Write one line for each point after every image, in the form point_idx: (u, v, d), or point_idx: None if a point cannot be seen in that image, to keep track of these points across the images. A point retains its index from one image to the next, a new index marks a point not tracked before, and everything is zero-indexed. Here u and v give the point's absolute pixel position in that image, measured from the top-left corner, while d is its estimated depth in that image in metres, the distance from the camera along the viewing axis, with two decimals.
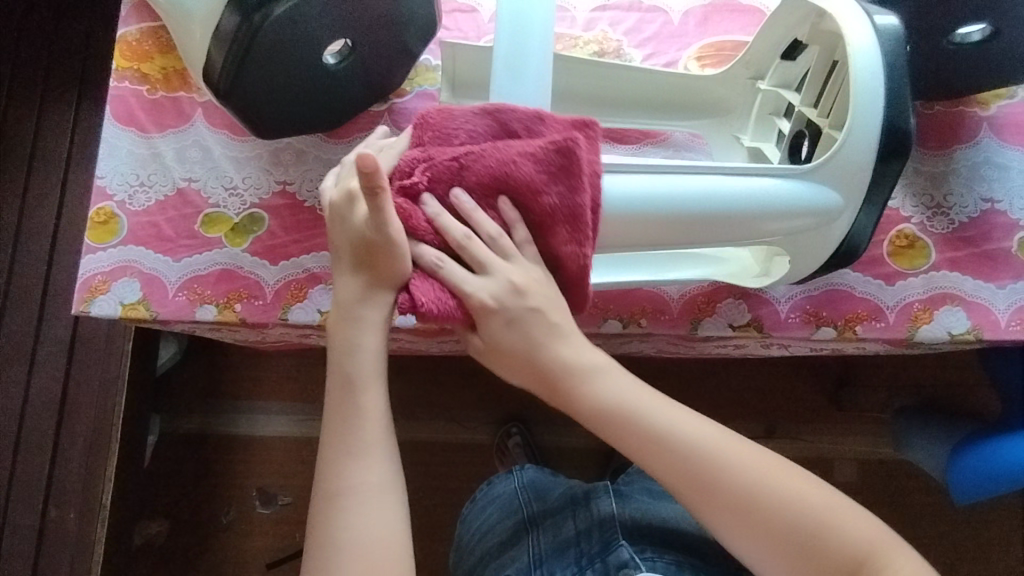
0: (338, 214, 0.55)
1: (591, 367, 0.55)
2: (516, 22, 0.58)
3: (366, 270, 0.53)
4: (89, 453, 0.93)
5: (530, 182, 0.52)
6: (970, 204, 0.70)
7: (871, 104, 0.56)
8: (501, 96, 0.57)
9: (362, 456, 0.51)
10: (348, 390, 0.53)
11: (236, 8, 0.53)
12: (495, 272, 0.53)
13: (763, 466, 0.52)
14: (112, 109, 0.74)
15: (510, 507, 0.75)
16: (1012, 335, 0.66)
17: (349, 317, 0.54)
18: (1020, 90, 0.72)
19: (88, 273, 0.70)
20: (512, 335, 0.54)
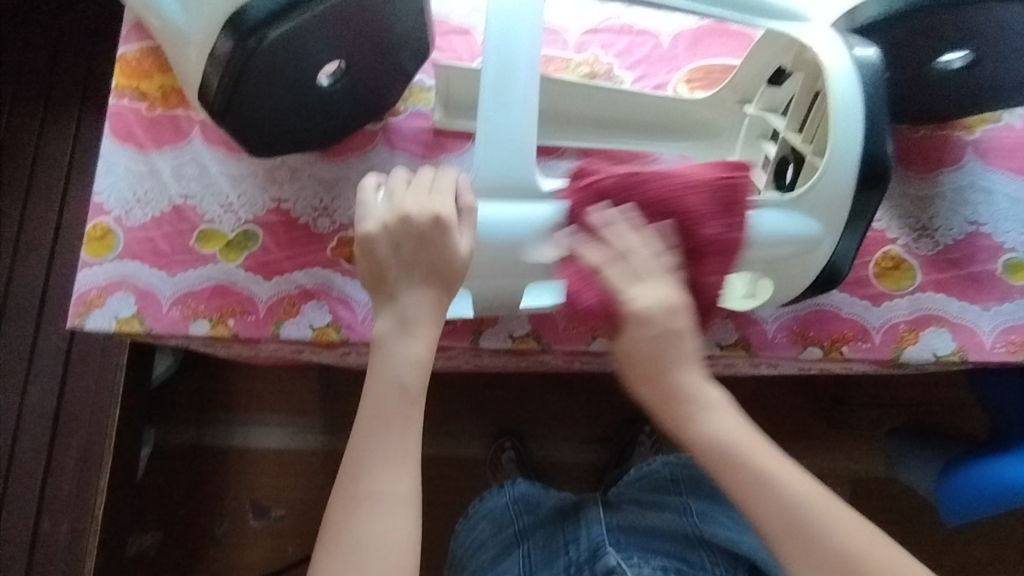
0: (422, 231, 0.55)
1: (711, 401, 0.55)
2: (501, 50, 0.58)
3: (438, 290, 0.56)
4: (82, 465, 0.93)
5: (693, 212, 0.56)
6: (956, 227, 0.70)
7: (846, 137, 0.57)
8: (487, 126, 0.58)
9: (390, 464, 0.52)
10: (389, 392, 0.53)
11: (232, 32, 0.53)
12: (654, 278, 0.55)
13: (875, 541, 0.51)
14: (111, 127, 0.76)
15: (502, 520, 0.76)
16: (996, 357, 0.67)
17: (403, 329, 0.55)
18: (1005, 115, 0.74)
19: (83, 287, 0.71)
20: (665, 356, 0.55)
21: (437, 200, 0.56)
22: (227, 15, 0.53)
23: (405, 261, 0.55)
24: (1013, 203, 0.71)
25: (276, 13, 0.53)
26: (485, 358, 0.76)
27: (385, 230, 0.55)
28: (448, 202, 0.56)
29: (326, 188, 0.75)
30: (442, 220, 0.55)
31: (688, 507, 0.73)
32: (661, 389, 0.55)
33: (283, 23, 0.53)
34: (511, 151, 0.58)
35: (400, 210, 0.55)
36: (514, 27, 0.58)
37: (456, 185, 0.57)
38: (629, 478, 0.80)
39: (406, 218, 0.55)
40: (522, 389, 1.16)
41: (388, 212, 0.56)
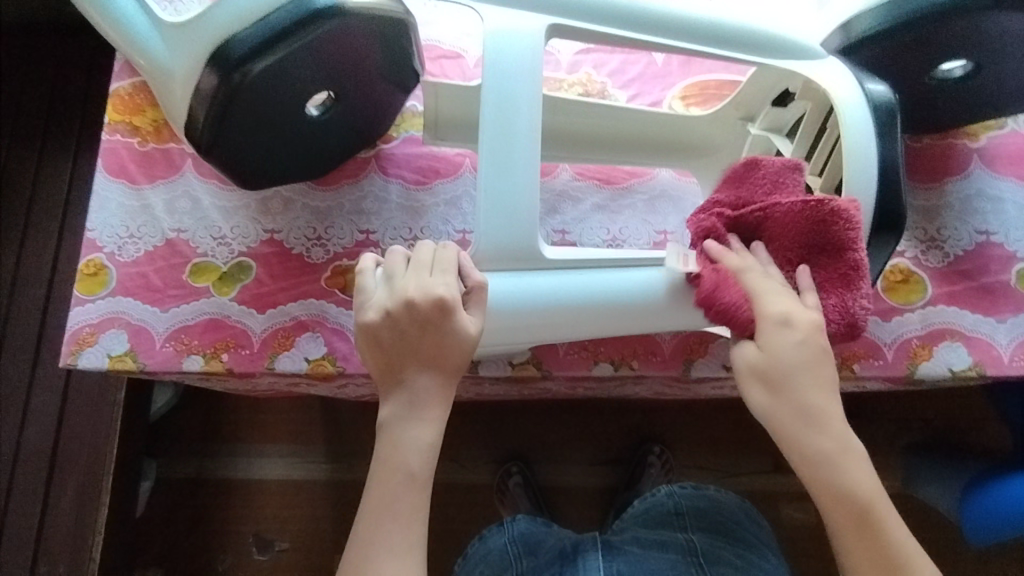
0: (430, 317, 0.51)
1: (853, 449, 0.52)
2: (501, 102, 0.57)
3: (448, 374, 0.53)
4: (80, 504, 0.92)
5: (841, 239, 0.55)
6: (965, 237, 0.68)
7: (864, 170, 0.55)
8: (489, 190, 0.57)
9: (395, 556, 0.49)
10: (395, 473, 0.51)
11: (216, 67, 0.53)
12: (784, 292, 0.54)
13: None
14: (104, 162, 0.75)
15: (503, 563, 0.73)
16: (1016, 370, 0.64)
17: (412, 414, 0.52)
18: (1010, 120, 0.72)
19: (76, 325, 0.70)
20: (813, 374, 0.52)
21: (442, 282, 0.52)
22: (213, 48, 0.53)
23: (411, 350, 0.52)
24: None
25: (264, 45, 0.52)
26: (485, 386, 0.75)
27: (392, 319, 0.52)
28: (453, 285, 0.53)
29: (320, 218, 0.74)
30: (449, 305, 0.52)
31: (691, 545, 0.71)
32: (766, 435, 0.43)
33: (267, 58, 0.53)
34: (513, 213, 0.57)
35: (403, 296, 0.52)
36: (512, 73, 0.57)
37: (459, 265, 0.54)
38: (635, 510, 0.79)
39: (412, 305, 0.51)
40: (526, 412, 1.14)
41: (392, 299, 0.52)
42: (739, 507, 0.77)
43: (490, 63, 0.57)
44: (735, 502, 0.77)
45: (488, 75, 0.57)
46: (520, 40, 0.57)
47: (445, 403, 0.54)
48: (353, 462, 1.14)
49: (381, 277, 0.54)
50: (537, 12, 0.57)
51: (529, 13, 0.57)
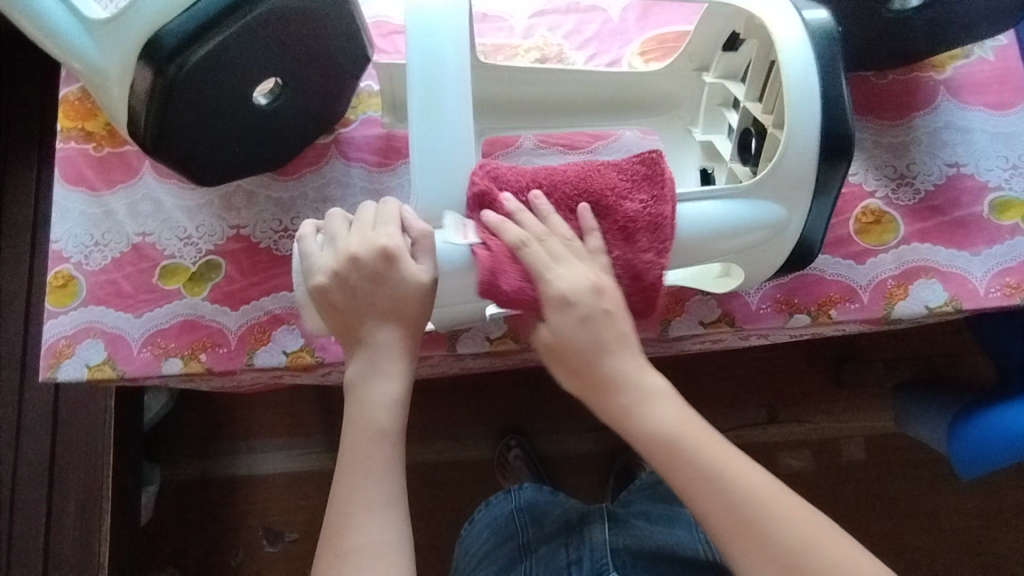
0: (376, 269, 0.51)
1: (640, 387, 0.50)
2: (426, 65, 0.54)
3: (408, 323, 0.52)
4: (83, 514, 0.93)
5: (610, 189, 0.55)
6: (935, 171, 0.68)
7: (806, 104, 0.54)
8: (423, 151, 0.54)
9: (376, 512, 0.49)
10: (365, 432, 0.51)
11: (148, 62, 0.51)
12: (573, 261, 0.51)
13: (838, 545, 0.46)
14: (61, 172, 0.74)
15: (507, 529, 0.75)
16: (993, 302, 0.64)
17: (376, 368, 0.52)
18: (976, 48, 0.70)
19: (52, 338, 0.70)
20: (594, 345, 0.50)
21: (382, 235, 0.52)
22: (142, 43, 0.51)
23: (364, 304, 0.52)
24: (994, 140, 0.68)
25: (194, 35, 0.51)
26: (469, 362, 0.75)
27: (338, 277, 0.52)
28: (395, 236, 0.52)
29: (284, 209, 0.73)
30: (393, 254, 0.51)
31: (698, 523, 0.71)
32: (650, 439, 0.49)
33: (200, 48, 0.51)
34: (451, 172, 0.55)
35: (346, 253, 0.52)
36: (438, 36, 0.54)
37: (401, 217, 0.53)
38: (642, 483, 0.78)
39: (356, 259, 0.51)
40: (519, 385, 1.14)
41: (336, 258, 0.52)
42: None
43: (414, 28, 0.55)
44: None
45: (412, 38, 0.54)
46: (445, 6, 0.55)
47: (410, 354, 0.53)
48: None
49: (325, 241, 0.54)
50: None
51: None
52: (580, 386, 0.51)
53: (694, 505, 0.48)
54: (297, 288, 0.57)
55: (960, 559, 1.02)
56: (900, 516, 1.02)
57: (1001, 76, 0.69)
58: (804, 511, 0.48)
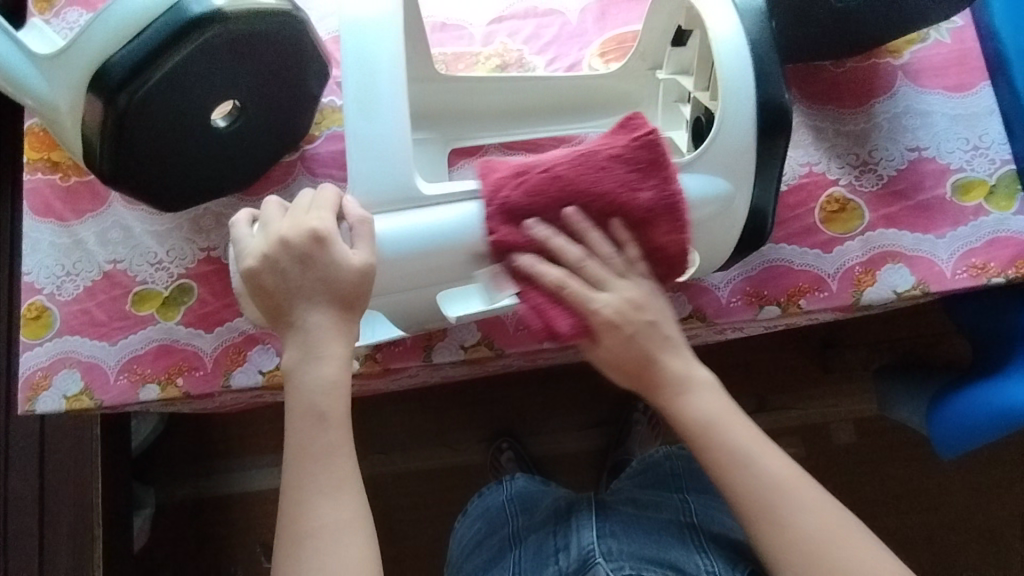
0: (305, 250, 0.50)
1: (687, 380, 0.55)
2: (361, 62, 0.55)
3: (342, 305, 0.51)
4: (77, 542, 0.93)
5: (624, 186, 0.53)
6: (897, 156, 0.68)
7: (738, 86, 0.55)
8: (359, 141, 0.54)
9: (328, 493, 0.50)
10: (306, 418, 0.51)
11: (98, 93, 0.52)
12: (619, 282, 0.55)
13: (845, 533, 0.51)
14: (29, 204, 0.74)
15: (499, 519, 0.76)
16: (960, 284, 0.65)
17: (311, 354, 0.51)
18: (931, 32, 0.71)
19: (28, 370, 0.70)
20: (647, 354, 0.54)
21: (315, 218, 0.51)
22: (89, 74, 0.51)
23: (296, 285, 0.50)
24: (953, 122, 0.68)
25: (140, 65, 0.51)
26: (447, 371, 0.75)
27: (270, 260, 0.50)
28: (328, 219, 0.51)
29: None
30: (324, 235, 0.50)
31: (687, 506, 0.71)
32: (733, 423, 0.54)
33: (148, 77, 0.52)
34: (387, 160, 0.54)
35: (277, 236, 0.51)
36: (374, 35, 0.55)
37: (337, 202, 0.53)
38: (632, 470, 0.80)
39: (287, 240, 0.51)
40: (506, 387, 1.14)
41: (268, 240, 0.51)
42: None
43: (348, 28, 0.55)
44: None
45: (346, 39, 0.55)
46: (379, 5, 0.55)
47: (346, 336, 0.52)
48: None
49: (257, 228, 0.53)
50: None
51: None
52: (639, 382, 0.55)
53: (725, 486, 0.53)
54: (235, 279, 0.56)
55: (952, 537, 1.03)
56: (889, 497, 1.03)
57: (957, 58, 0.70)
58: (828, 505, 0.52)
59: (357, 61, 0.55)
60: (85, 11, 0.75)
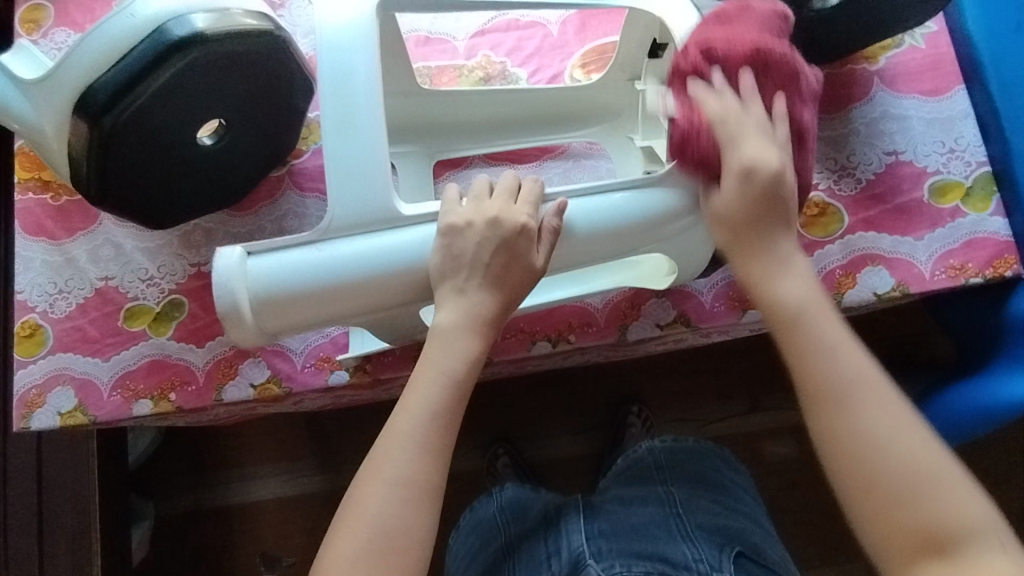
0: (509, 238, 0.54)
1: (785, 261, 0.54)
2: (337, 77, 0.55)
3: (506, 300, 0.56)
4: (75, 556, 0.94)
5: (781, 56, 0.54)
6: (875, 160, 0.69)
7: None
8: (337, 164, 0.55)
9: (399, 490, 0.51)
10: (418, 405, 0.53)
11: (84, 115, 0.53)
12: (770, 148, 0.52)
13: (878, 384, 0.50)
14: (20, 223, 0.75)
15: (490, 530, 0.76)
16: (940, 284, 0.66)
17: (447, 339, 0.54)
18: (906, 37, 0.72)
19: (22, 388, 0.70)
20: (765, 222, 0.53)
21: (526, 209, 0.55)
22: (74, 98, 0.53)
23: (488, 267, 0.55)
24: (929, 126, 0.69)
25: (124, 88, 0.52)
26: None
27: (458, 236, 0.54)
28: (531, 212, 0.55)
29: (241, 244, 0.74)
30: (529, 229, 0.54)
31: (671, 498, 0.72)
32: (817, 320, 0.52)
33: (131, 99, 0.52)
34: (367, 178, 0.55)
35: (489, 215, 0.55)
36: (347, 47, 0.55)
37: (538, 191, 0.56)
38: (619, 467, 0.80)
39: (486, 227, 0.54)
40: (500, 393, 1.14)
41: (474, 214, 0.55)
42: (716, 454, 0.79)
43: (324, 46, 0.55)
44: (712, 451, 0.79)
45: (322, 55, 0.55)
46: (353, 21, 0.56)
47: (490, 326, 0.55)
48: (343, 469, 1.14)
49: (466, 197, 0.56)
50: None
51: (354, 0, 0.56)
52: (730, 247, 0.54)
53: (795, 377, 0.52)
54: (224, 291, 0.52)
55: None
56: None
57: (932, 62, 0.71)
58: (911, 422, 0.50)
59: (333, 77, 0.55)
60: (73, 32, 0.76)
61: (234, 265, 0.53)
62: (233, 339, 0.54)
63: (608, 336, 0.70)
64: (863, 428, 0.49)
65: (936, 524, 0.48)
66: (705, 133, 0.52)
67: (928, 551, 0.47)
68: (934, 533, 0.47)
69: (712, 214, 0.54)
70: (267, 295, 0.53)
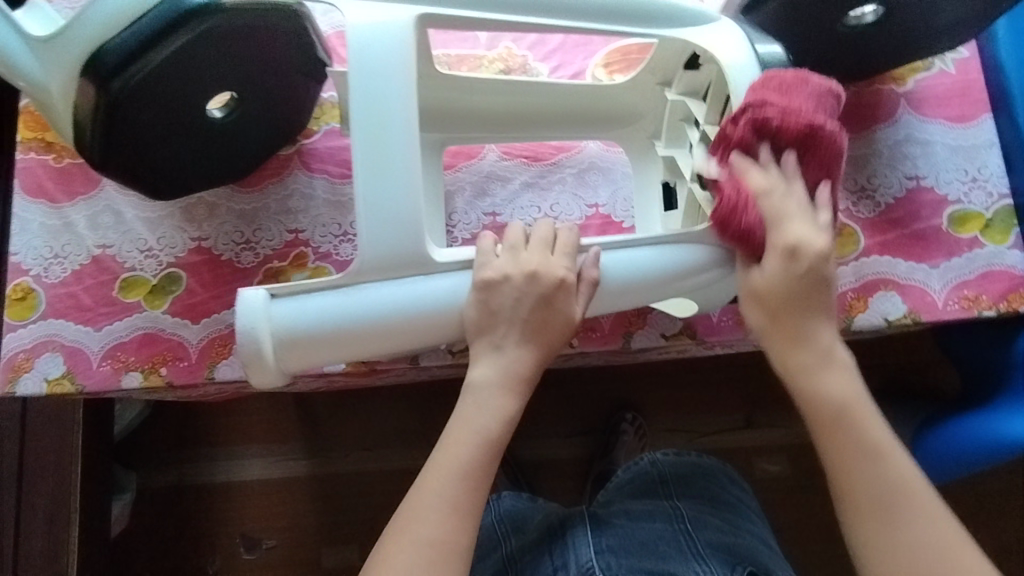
0: (548, 294, 0.55)
1: (809, 321, 0.55)
2: (370, 92, 0.52)
3: (543, 351, 0.57)
4: (52, 527, 0.92)
5: (834, 158, 0.53)
6: (895, 184, 0.68)
7: None
8: (368, 202, 0.52)
9: (428, 544, 0.50)
10: (450, 464, 0.53)
11: (90, 76, 0.51)
12: (817, 220, 0.53)
13: (919, 495, 0.51)
14: (20, 183, 0.73)
15: (489, 543, 0.74)
16: (952, 314, 0.64)
17: (482, 395, 0.55)
18: (936, 61, 0.71)
19: (10, 352, 0.69)
20: (803, 300, 0.54)
21: (564, 261, 0.56)
22: (84, 59, 0.51)
23: (523, 317, 0.56)
24: (953, 152, 0.68)
25: (134, 51, 0.50)
26: (435, 374, 0.75)
27: (496, 291, 0.55)
28: (570, 266, 0.56)
29: (246, 221, 0.72)
30: (568, 284, 0.56)
31: (678, 513, 0.71)
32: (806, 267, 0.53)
33: (142, 63, 0.50)
34: (399, 223, 0.52)
35: (528, 269, 0.56)
36: (381, 55, 0.52)
37: (576, 243, 0.57)
38: (620, 480, 0.80)
39: (526, 281, 0.55)
40: None
41: (513, 267, 0.56)
42: (720, 470, 0.79)
43: (354, 52, 0.52)
44: (717, 468, 0.79)
45: (353, 60, 0.52)
46: (386, 27, 0.53)
47: (526, 383, 0.57)
48: (330, 456, 1.13)
49: (505, 248, 0.57)
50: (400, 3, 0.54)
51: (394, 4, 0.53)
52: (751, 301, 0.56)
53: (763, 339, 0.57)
54: (248, 340, 0.53)
55: None
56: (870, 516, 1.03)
57: (961, 88, 0.70)
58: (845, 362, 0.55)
59: (365, 91, 0.52)
60: None
61: (259, 309, 0.52)
62: (254, 382, 0.55)
63: (612, 344, 0.68)
64: (878, 482, 0.51)
65: (882, 491, 0.51)
66: (751, 215, 0.53)
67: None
68: (879, 500, 0.51)
69: (749, 289, 0.56)
70: (289, 338, 0.53)
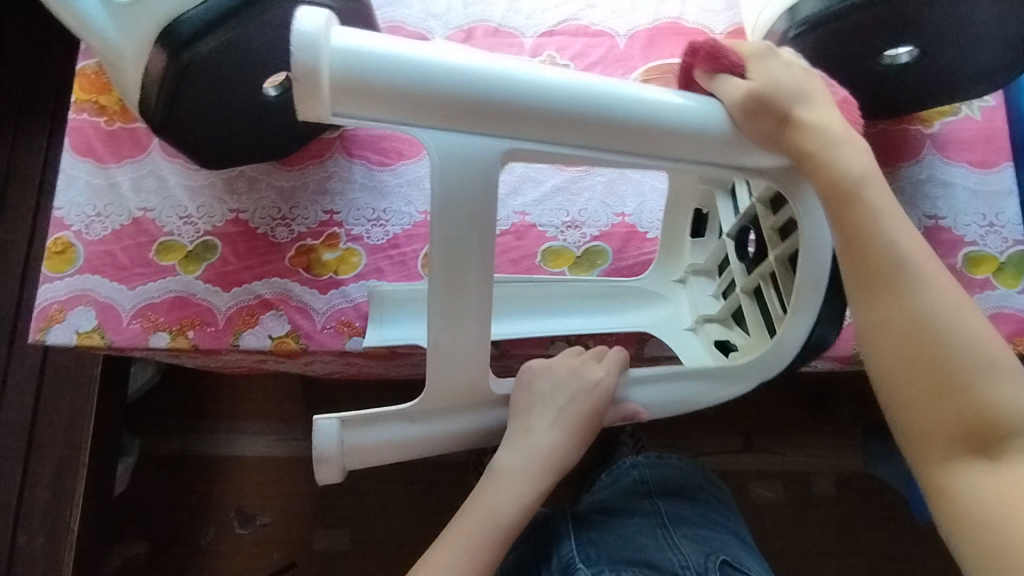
0: (586, 391, 0.60)
1: (842, 133, 0.51)
2: (452, 246, 0.49)
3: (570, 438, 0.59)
4: (59, 478, 0.94)
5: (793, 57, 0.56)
6: (915, 222, 0.70)
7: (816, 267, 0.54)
8: (438, 352, 0.53)
9: None
10: (457, 543, 0.56)
11: (165, 44, 0.54)
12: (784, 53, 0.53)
13: (939, 277, 0.48)
14: (71, 142, 0.76)
15: None
16: None
17: (504, 486, 0.58)
18: (963, 106, 0.73)
19: (45, 302, 0.71)
20: (803, 91, 0.51)
21: (608, 370, 0.61)
22: (160, 27, 0.54)
23: (563, 413, 0.59)
24: (973, 196, 0.70)
25: (208, 25, 0.53)
26: None
27: (540, 377, 0.60)
28: (611, 375, 0.61)
29: (285, 197, 0.75)
30: (607, 389, 0.60)
31: (656, 509, 0.72)
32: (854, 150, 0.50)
33: (214, 37, 0.53)
34: (460, 367, 0.54)
35: (573, 368, 0.61)
36: (465, 197, 0.48)
37: (621, 361, 0.61)
38: (603, 482, 0.80)
39: (569, 375, 0.61)
40: None
41: (561, 365, 0.61)
42: (699, 472, 0.79)
43: (438, 198, 0.48)
44: (695, 467, 0.80)
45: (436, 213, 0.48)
46: (474, 162, 0.47)
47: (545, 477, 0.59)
48: None
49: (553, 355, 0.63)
50: (495, 137, 0.47)
51: (484, 138, 0.47)
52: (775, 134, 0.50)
53: (843, 235, 0.50)
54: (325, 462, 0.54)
55: None
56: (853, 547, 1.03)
57: (985, 135, 0.72)
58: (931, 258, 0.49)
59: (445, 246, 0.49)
60: None
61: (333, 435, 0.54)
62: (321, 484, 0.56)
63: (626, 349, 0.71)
64: (993, 400, 0.46)
65: (993, 414, 0.46)
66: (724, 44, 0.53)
67: (973, 447, 0.46)
68: (989, 428, 0.46)
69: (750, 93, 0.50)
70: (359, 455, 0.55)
